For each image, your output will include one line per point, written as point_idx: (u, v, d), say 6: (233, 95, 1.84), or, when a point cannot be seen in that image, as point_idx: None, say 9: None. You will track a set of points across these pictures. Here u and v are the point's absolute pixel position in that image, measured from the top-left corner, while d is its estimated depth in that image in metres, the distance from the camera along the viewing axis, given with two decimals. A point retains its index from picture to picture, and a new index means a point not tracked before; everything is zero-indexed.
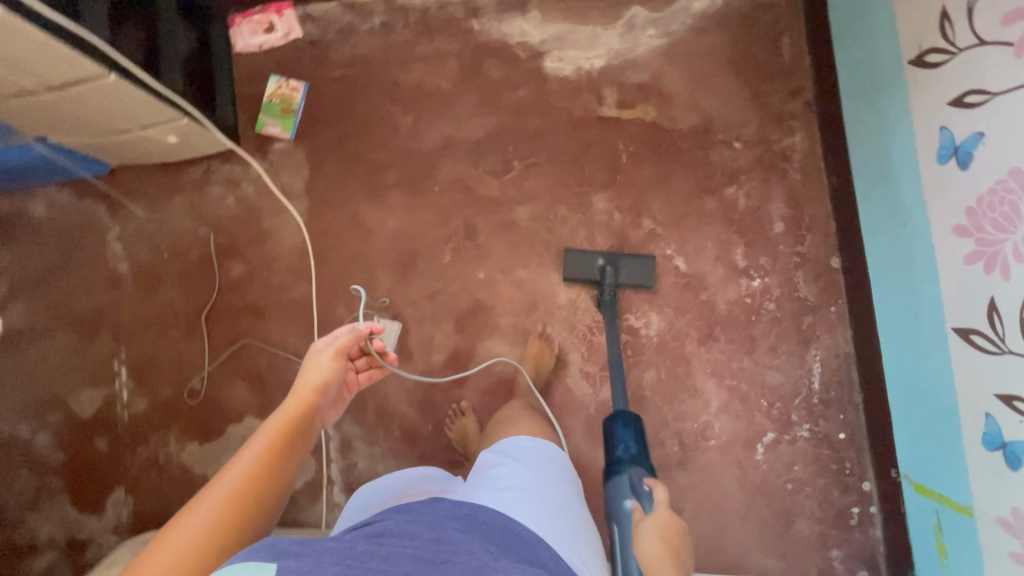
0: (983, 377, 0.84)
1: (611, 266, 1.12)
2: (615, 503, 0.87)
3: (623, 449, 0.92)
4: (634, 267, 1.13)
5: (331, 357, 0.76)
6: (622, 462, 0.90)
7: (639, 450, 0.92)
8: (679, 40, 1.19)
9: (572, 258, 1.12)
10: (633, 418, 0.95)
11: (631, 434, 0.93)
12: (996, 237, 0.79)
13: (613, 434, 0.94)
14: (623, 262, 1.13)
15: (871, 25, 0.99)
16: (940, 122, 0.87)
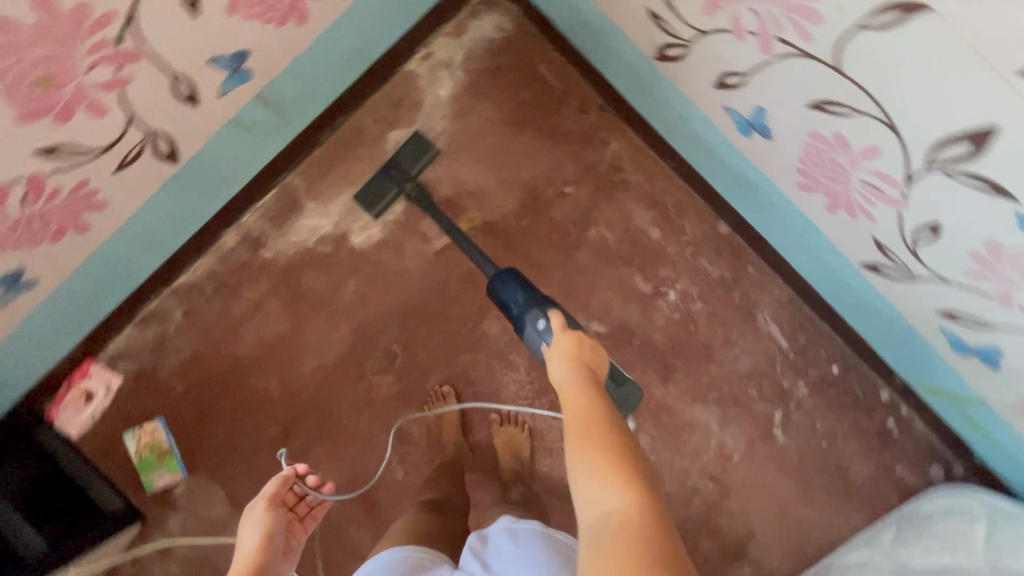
0: (915, 301, 0.79)
1: (396, 172, 1.09)
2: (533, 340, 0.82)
3: (516, 303, 0.88)
4: (409, 151, 1.10)
5: (264, 509, 0.72)
6: (523, 307, 0.86)
7: (518, 283, 0.90)
8: (451, 135, 1.13)
9: (365, 194, 1.10)
10: (511, 272, 0.92)
11: (518, 286, 0.89)
12: (839, 189, 0.72)
13: (504, 298, 0.90)
14: (400, 157, 1.10)
15: (603, 32, 0.92)
16: (720, 102, 0.79)
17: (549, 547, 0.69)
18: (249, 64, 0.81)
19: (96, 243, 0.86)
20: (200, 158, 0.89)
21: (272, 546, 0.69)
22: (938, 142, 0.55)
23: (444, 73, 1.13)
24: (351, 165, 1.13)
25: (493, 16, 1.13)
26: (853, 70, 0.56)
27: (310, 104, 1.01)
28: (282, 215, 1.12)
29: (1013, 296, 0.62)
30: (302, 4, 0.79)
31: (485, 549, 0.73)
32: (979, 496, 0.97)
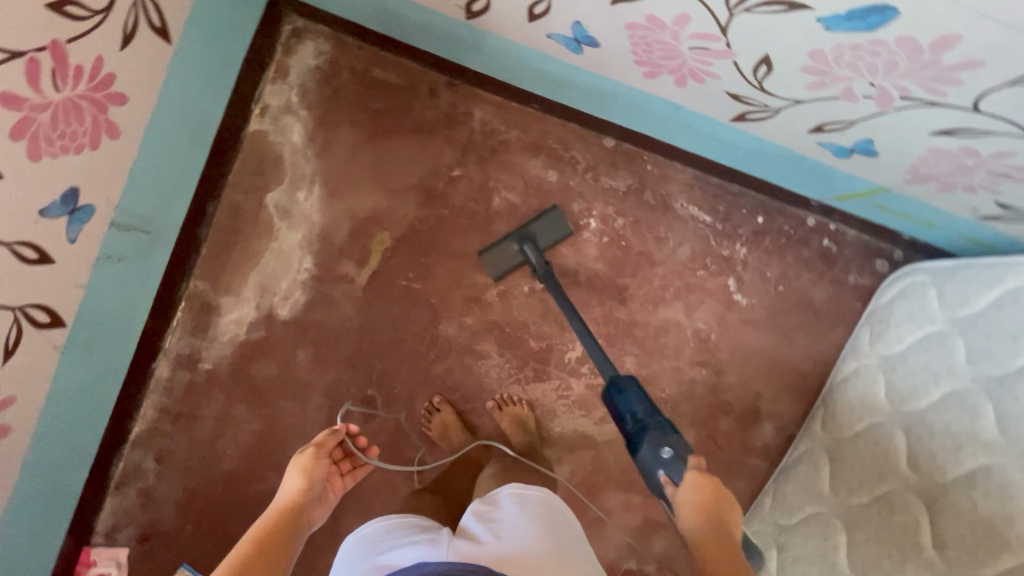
0: (788, 130, 0.83)
1: (531, 238, 1.09)
2: (647, 467, 0.79)
3: (631, 416, 0.85)
4: (553, 228, 1.10)
5: (305, 460, 0.79)
6: (638, 430, 0.83)
7: (632, 396, 0.86)
8: (325, 172, 1.11)
9: (496, 252, 1.09)
10: (631, 383, 0.87)
11: (635, 402, 0.85)
12: (677, 63, 0.75)
13: (619, 411, 0.87)
14: (537, 234, 1.09)
15: (412, 15, 0.92)
16: (541, 32, 0.80)
17: (557, 525, 0.68)
18: (85, 198, 0.77)
19: (26, 437, 0.82)
20: (88, 309, 0.85)
21: (310, 492, 0.76)
22: None
23: (290, 118, 1.10)
24: (245, 245, 1.09)
25: (309, 44, 1.10)
26: None
27: (170, 207, 0.97)
28: (203, 323, 1.09)
29: (854, 88, 0.67)
30: (106, 117, 0.75)
31: (491, 511, 0.70)
32: (920, 270, 1.07)
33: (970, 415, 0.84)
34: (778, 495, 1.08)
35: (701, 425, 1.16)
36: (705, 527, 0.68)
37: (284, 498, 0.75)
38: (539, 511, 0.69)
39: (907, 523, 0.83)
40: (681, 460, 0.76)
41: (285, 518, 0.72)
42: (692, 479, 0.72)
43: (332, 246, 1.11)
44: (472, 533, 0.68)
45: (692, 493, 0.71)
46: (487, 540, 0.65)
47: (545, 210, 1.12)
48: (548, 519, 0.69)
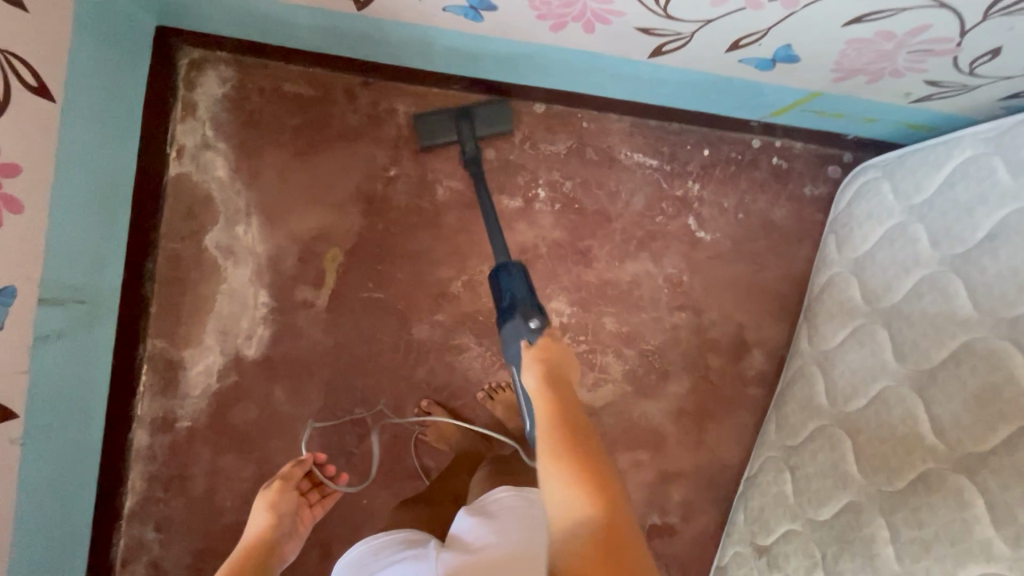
0: (707, 54, 0.81)
1: (470, 118, 1.06)
2: (508, 336, 0.84)
3: (506, 292, 0.88)
4: (494, 111, 1.07)
5: (270, 495, 0.81)
6: (509, 304, 0.86)
7: (510, 276, 0.88)
8: (260, 201, 1.07)
9: (433, 121, 1.06)
10: (514, 267, 0.89)
11: (513, 280, 0.87)
12: (579, 9, 0.73)
13: (498, 290, 0.90)
14: (477, 113, 1.07)
15: (305, 19, 0.88)
16: (436, 7, 0.77)
17: (541, 523, 0.68)
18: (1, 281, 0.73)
19: (6, 539, 0.78)
20: (38, 394, 0.81)
21: (280, 526, 0.78)
22: None
23: (210, 154, 1.05)
24: (195, 293, 1.05)
25: (211, 74, 1.05)
26: None
27: (103, 271, 0.93)
28: (171, 381, 1.05)
29: None
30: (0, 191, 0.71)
31: (478, 516, 0.69)
32: (870, 167, 1.06)
33: (943, 296, 0.84)
34: (780, 419, 1.08)
35: (693, 368, 1.16)
36: (544, 383, 0.74)
37: (253, 535, 0.76)
38: (523, 511, 0.69)
39: (905, 416, 0.83)
40: (539, 333, 0.80)
41: (253, 552, 0.73)
42: (545, 346, 0.78)
43: (285, 274, 1.07)
44: (460, 541, 0.67)
45: (547, 354, 0.78)
46: (475, 547, 0.65)
47: (491, 98, 1.09)
48: (533, 516, 0.68)
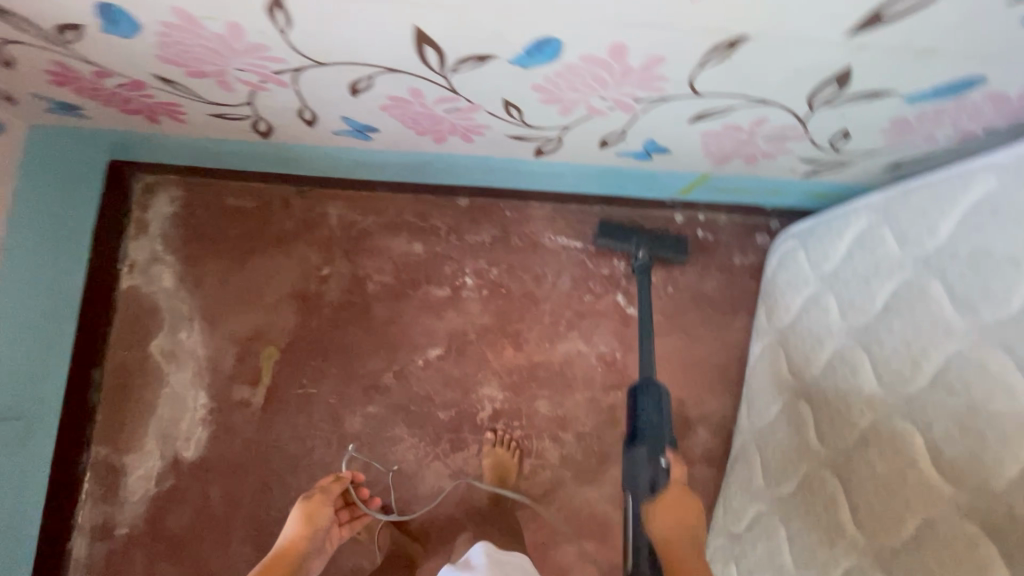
0: (584, 150, 0.86)
1: (655, 242, 1.11)
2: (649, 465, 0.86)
3: (642, 418, 0.91)
4: (665, 241, 1.12)
5: (309, 508, 0.88)
6: (655, 433, 0.88)
7: (655, 404, 0.91)
8: (201, 307, 1.13)
9: (605, 235, 1.11)
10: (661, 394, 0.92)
11: (658, 408, 0.91)
12: (447, 125, 0.79)
13: (634, 410, 0.92)
14: (650, 235, 1.12)
15: (226, 149, 0.97)
16: (327, 132, 0.84)
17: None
18: None
19: None
20: None
21: (312, 542, 0.86)
22: (419, 56, 0.61)
23: (158, 266, 1.14)
24: (139, 398, 1.10)
25: (161, 195, 1.15)
26: (324, 55, 0.62)
27: (42, 389, 0.99)
28: (111, 488, 1.08)
29: (595, 105, 0.69)
30: None
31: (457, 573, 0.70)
32: (787, 236, 1.07)
33: (852, 370, 0.81)
34: (725, 501, 1.02)
35: None
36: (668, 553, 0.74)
37: (288, 543, 0.85)
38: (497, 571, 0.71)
39: (828, 502, 0.78)
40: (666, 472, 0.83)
41: (293, 548, 0.84)
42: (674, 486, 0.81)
43: (224, 374, 1.12)
44: None
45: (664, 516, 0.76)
46: None
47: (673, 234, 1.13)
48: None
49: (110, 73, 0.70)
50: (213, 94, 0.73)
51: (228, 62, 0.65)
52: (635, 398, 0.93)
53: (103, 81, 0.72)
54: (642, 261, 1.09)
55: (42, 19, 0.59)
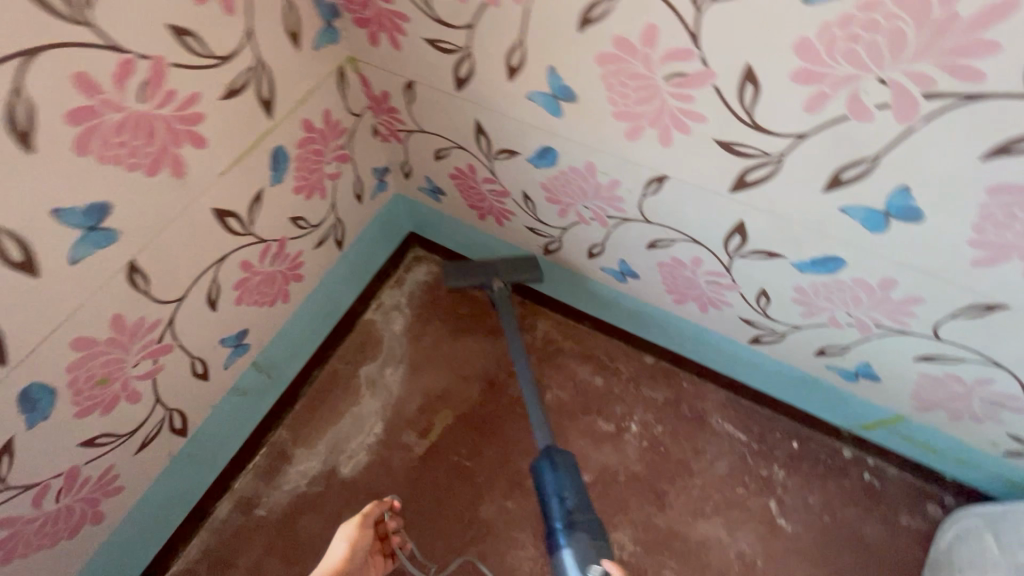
0: (798, 352, 1.00)
1: (492, 269, 1.20)
2: (590, 540, 0.88)
3: (557, 494, 0.95)
4: (521, 263, 1.18)
5: (353, 533, 0.81)
6: (585, 510, 0.92)
7: (553, 470, 0.97)
8: (411, 357, 1.35)
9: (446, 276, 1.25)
10: (569, 465, 0.97)
11: (568, 482, 0.95)
12: (697, 292, 1.00)
13: (542, 487, 0.96)
14: (501, 266, 1.20)
15: (503, 253, 1.27)
16: (597, 266, 1.10)
17: None
18: (248, 338, 1.02)
19: (104, 534, 0.91)
20: (204, 430, 1.03)
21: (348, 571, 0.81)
22: (724, 239, 0.84)
23: (396, 314, 1.40)
24: (332, 406, 1.28)
25: (423, 265, 1.47)
26: (655, 217, 0.88)
27: (292, 366, 1.21)
28: (273, 471, 1.20)
29: (838, 317, 0.86)
30: (287, 288, 1.07)
31: None
32: (969, 513, 1.05)
33: None
34: None
35: None
36: None
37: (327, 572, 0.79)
38: None
39: None
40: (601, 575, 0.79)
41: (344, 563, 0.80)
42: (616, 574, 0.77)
43: (402, 416, 1.27)
44: None
45: None
46: None
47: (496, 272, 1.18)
48: None
49: (495, 181, 1.04)
50: (548, 214, 1.04)
51: (583, 200, 0.94)
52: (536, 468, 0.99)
53: (485, 185, 1.06)
54: (495, 289, 1.18)
55: (497, 143, 0.94)
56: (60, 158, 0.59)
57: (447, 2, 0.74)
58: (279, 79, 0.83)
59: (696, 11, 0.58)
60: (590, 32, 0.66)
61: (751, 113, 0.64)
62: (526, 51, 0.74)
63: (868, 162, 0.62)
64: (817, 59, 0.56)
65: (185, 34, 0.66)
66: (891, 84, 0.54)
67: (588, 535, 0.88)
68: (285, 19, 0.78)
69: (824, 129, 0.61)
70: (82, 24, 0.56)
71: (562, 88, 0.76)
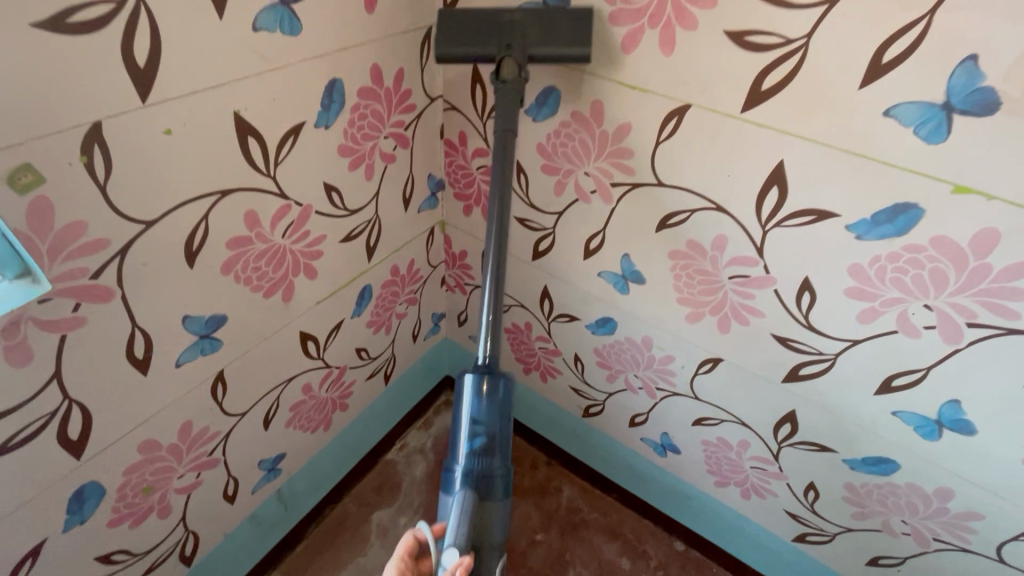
0: (848, 558, 0.95)
1: (510, 34, 0.67)
2: (489, 526, 0.59)
3: (472, 425, 0.61)
4: (557, 24, 0.66)
5: None
6: (491, 463, 0.60)
7: (489, 399, 0.61)
8: (428, 507, 1.23)
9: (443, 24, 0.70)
10: (503, 386, 0.62)
11: (491, 408, 0.61)
12: (741, 475, 1.00)
13: (459, 409, 0.62)
14: (528, 27, 0.66)
15: (539, 408, 1.29)
16: (637, 434, 1.12)
17: None
18: (281, 463, 1.00)
19: None
20: (205, 562, 0.94)
21: None
22: (773, 427, 0.88)
23: (419, 458, 1.31)
24: (335, 553, 1.16)
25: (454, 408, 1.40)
26: (704, 395, 0.93)
27: (307, 501, 1.15)
28: None
29: (893, 524, 0.85)
30: (332, 415, 1.07)
31: None
32: None
33: None
34: None
35: None
36: None
37: None
38: None
39: None
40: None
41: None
42: None
43: None
44: None
45: None
46: None
47: (546, 21, 0.66)
48: None
49: (548, 340, 1.11)
50: (596, 378, 1.09)
51: (635, 369, 1.00)
52: (461, 392, 0.62)
53: (538, 341, 1.14)
54: (504, 77, 0.64)
55: (560, 307, 1.03)
56: (207, 277, 0.67)
57: (543, 193, 0.88)
58: (386, 232, 0.94)
59: (764, 232, 0.70)
60: (666, 233, 0.79)
61: (806, 315, 0.73)
62: (605, 238, 0.86)
63: (918, 374, 0.68)
64: (867, 281, 0.65)
65: (333, 191, 0.79)
66: (936, 310, 0.63)
67: (481, 492, 0.59)
68: (404, 188, 0.93)
69: (874, 338, 0.69)
70: (268, 176, 0.68)
71: (633, 271, 0.87)
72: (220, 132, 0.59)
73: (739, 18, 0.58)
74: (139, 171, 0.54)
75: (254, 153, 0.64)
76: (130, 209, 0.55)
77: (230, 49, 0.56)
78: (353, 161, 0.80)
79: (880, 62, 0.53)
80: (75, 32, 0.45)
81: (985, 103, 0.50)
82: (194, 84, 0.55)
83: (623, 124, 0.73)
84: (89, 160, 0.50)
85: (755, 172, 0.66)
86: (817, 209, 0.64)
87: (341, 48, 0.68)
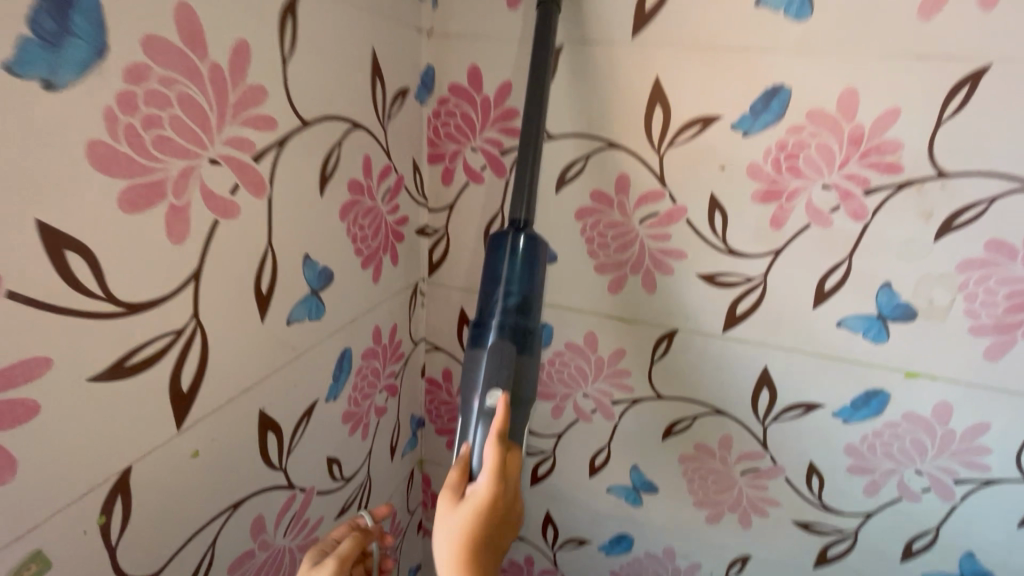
0: None
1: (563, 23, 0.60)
2: (523, 387, 0.56)
3: (506, 286, 0.58)
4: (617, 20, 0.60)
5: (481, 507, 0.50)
6: (529, 319, 0.58)
7: (525, 263, 0.58)
8: None
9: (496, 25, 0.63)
10: (539, 248, 0.59)
11: (525, 266, 0.58)
12: None
13: (496, 266, 0.59)
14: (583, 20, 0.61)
15: None
16: None
17: None
18: None
19: None
20: None
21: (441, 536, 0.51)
22: None
23: None
24: None
25: None
26: None
27: None
28: None
29: None
30: None
31: None
32: None
33: None
34: None
35: None
36: None
37: None
38: None
39: None
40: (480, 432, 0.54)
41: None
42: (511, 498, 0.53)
43: None
44: None
45: None
46: None
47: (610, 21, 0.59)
48: None
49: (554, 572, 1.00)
50: None
51: None
52: (497, 253, 0.59)
53: None
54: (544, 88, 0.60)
55: (567, 532, 0.96)
56: None
57: (540, 417, 0.89)
58: (374, 491, 0.84)
59: (764, 427, 0.77)
60: (672, 439, 0.83)
61: (820, 497, 0.78)
62: (610, 453, 0.87)
63: (931, 534, 0.75)
64: (863, 457, 0.74)
65: (334, 463, 0.71)
66: (926, 474, 0.72)
67: (516, 349, 0.56)
68: (392, 437, 0.86)
69: (883, 509, 0.76)
70: (280, 468, 0.59)
71: (644, 481, 0.87)
72: (245, 436, 0.53)
73: (707, 265, 0.72)
74: (157, 511, 0.45)
75: (271, 448, 0.57)
76: (134, 565, 0.44)
77: (266, 348, 0.53)
78: (352, 425, 0.74)
79: (823, 289, 0.69)
80: (135, 371, 0.40)
81: (907, 313, 0.66)
82: (229, 393, 0.50)
83: (617, 350, 0.81)
84: (107, 520, 0.40)
85: (744, 378, 0.76)
86: (805, 402, 0.74)
87: (353, 319, 0.69)
